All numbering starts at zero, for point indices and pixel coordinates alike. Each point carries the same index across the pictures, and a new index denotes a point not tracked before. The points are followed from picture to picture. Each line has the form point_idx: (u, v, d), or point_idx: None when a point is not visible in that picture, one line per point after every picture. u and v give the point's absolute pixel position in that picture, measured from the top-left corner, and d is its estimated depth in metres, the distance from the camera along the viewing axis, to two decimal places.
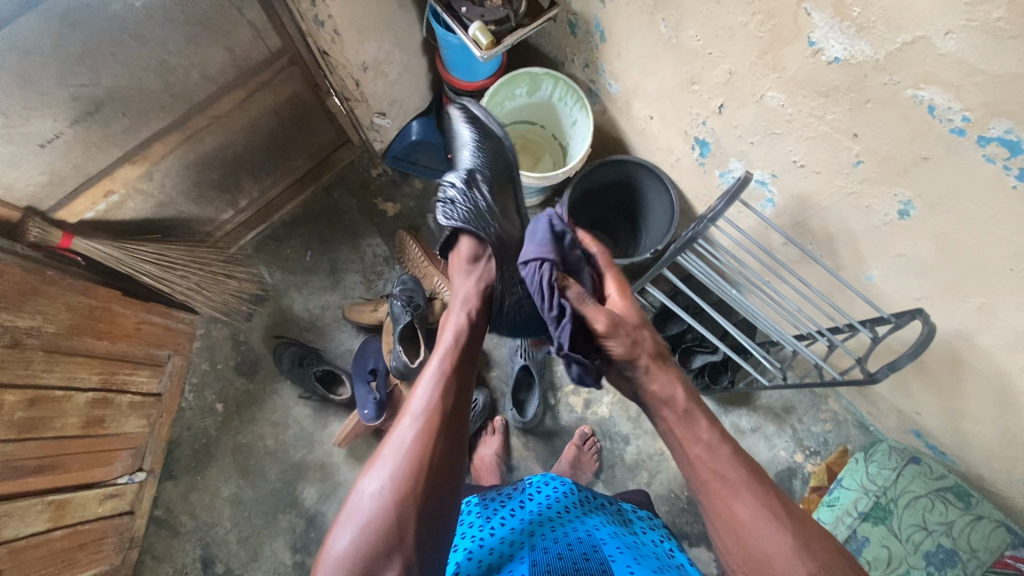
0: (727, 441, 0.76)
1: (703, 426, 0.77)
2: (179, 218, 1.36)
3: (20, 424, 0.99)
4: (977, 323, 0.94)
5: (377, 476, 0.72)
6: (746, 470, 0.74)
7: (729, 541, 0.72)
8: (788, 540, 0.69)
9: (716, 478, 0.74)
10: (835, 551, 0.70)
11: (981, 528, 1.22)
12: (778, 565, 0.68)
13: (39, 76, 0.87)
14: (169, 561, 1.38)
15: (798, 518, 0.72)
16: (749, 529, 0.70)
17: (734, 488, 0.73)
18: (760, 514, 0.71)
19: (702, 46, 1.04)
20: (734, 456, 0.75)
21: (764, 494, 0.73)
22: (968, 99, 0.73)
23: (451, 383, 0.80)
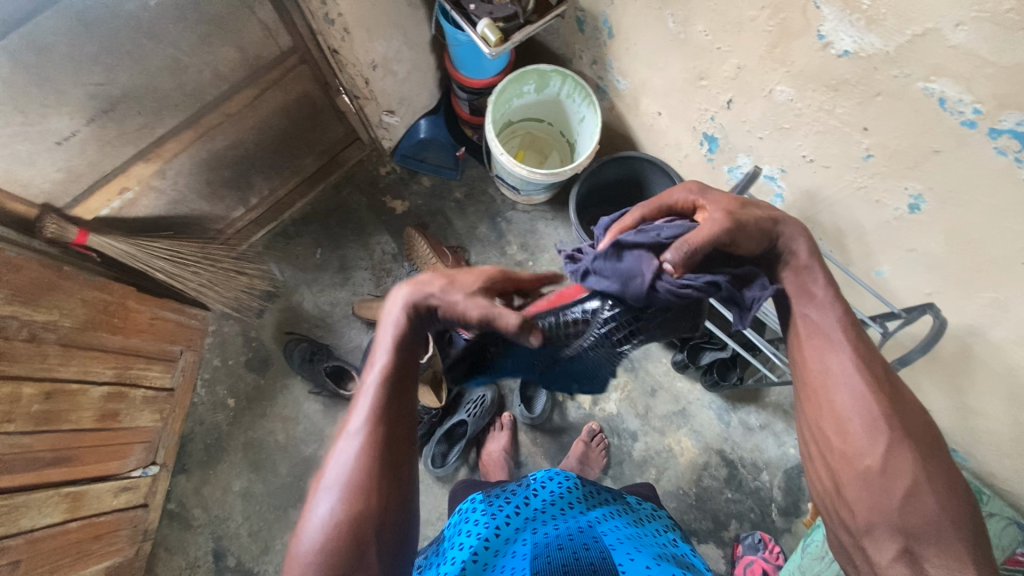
0: (839, 302, 0.73)
1: (819, 282, 0.74)
2: (191, 216, 1.37)
3: (37, 416, 1.01)
4: (988, 318, 0.93)
5: (320, 506, 0.60)
6: (851, 330, 0.70)
7: (812, 399, 0.69)
8: (878, 403, 0.64)
9: (817, 335, 0.71)
10: (927, 430, 0.64)
11: (995, 524, 1.16)
12: (856, 423, 0.64)
13: (55, 75, 0.89)
14: (181, 554, 1.39)
15: (897, 389, 0.66)
16: (837, 382, 0.67)
17: (833, 344, 0.69)
18: (854, 373, 0.66)
19: (711, 41, 1.04)
20: (841, 317, 0.71)
21: (868, 357, 0.68)
22: (979, 91, 0.73)
23: (403, 374, 0.69)
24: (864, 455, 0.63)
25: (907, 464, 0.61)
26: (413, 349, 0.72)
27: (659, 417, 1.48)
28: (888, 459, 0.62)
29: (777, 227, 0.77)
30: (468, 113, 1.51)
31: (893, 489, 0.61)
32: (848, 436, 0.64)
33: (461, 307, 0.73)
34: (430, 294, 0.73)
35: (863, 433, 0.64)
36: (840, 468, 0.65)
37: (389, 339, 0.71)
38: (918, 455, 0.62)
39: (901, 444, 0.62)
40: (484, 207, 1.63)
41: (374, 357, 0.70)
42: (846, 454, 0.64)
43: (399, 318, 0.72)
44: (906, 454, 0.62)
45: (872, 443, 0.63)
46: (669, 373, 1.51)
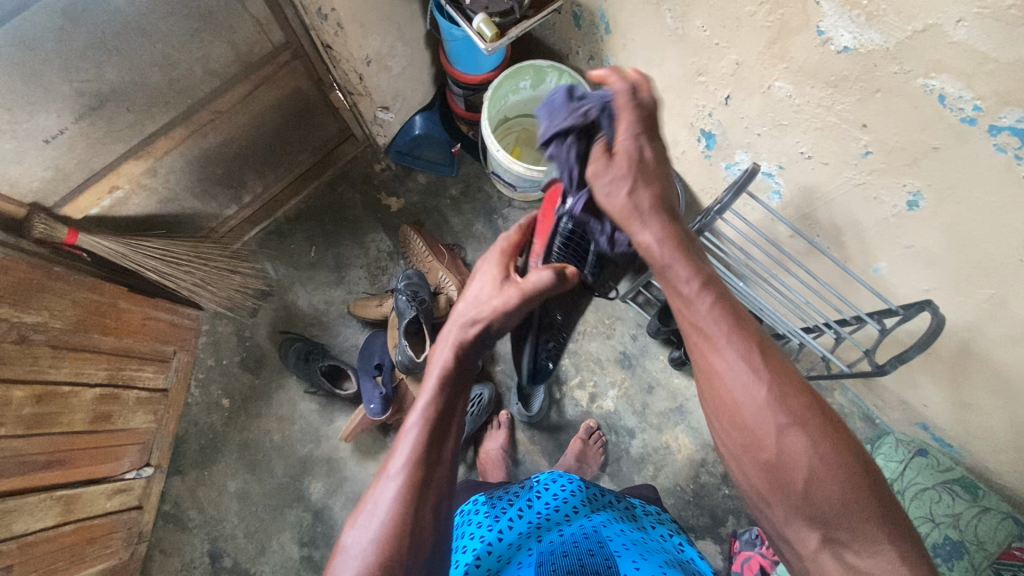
0: (710, 288, 0.64)
1: (682, 274, 0.64)
2: (183, 214, 1.36)
3: (28, 419, 1.00)
4: (985, 315, 0.93)
5: (354, 552, 0.59)
6: (728, 318, 0.62)
7: (707, 396, 0.63)
8: (766, 390, 0.59)
9: (697, 333, 0.64)
10: (817, 405, 0.59)
11: (988, 519, 1.19)
12: (747, 416, 0.59)
13: (42, 71, 0.87)
14: (177, 556, 1.38)
15: (777, 366, 0.60)
16: (724, 381, 0.60)
17: (712, 343, 0.62)
18: (738, 365, 0.60)
19: (709, 37, 1.04)
20: (716, 305, 0.63)
21: (744, 340, 0.61)
22: (979, 88, 0.72)
23: (446, 416, 0.66)
24: (761, 450, 0.59)
25: (801, 451, 0.57)
26: (460, 385, 0.69)
27: (656, 414, 1.48)
28: (783, 449, 0.57)
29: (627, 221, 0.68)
30: (464, 108, 1.51)
31: (795, 481, 0.57)
32: (743, 432, 0.60)
33: (500, 314, 0.72)
34: (470, 324, 0.71)
35: (755, 428, 0.59)
36: (745, 460, 0.60)
37: (435, 377, 0.68)
38: (812, 436, 0.57)
39: (792, 430, 0.57)
40: (480, 204, 1.62)
41: (419, 396, 0.67)
42: (746, 451, 0.60)
43: (446, 355, 0.69)
44: (799, 439, 0.57)
45: (765, 436, 0.58)
46: (666, 371, 1.51)
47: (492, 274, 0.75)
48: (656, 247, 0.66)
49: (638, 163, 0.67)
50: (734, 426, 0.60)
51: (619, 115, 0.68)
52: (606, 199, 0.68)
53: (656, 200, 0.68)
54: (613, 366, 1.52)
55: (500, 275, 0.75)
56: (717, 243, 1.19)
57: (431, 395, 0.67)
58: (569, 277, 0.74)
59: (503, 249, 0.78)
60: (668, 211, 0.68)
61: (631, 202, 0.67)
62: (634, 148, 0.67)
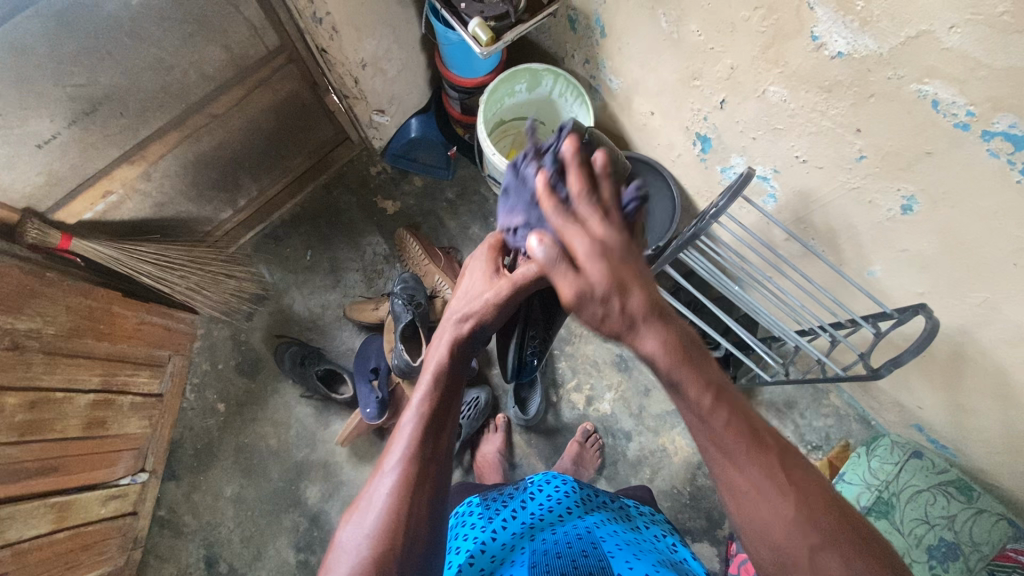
0: (724, 403, 0.59)
1: (693, 390, 0.58)
2: (177, 218, 1.35)
3: (22, 426, 0.99)
4: (978, 318, 0.94)
5: (349, 548, 0.59)
6: (748, 433, 0.59)
7: (732, 511, 0.60)
8: (796, 510, 0.57)
9: (714, 448, 0.60)
10: (842, 516, 0.58)
11: (983, 522, 1.20)
12: (779, 539, 0.57)
13: (35, 76, 0.86)
14: (172, 561, 1.37)
15: (801, 479, 0.59)
16: (754, 505, 0.58)
17: (734, 459, 0.59)
18: (765, 485, 0.58)
19: (704, 41, 1.04)
20: (732, 421, 0.59)
21: (764, 454, 0.59)
22: (973, 93, 0.73)
23: (442, 411, 0.67)
24: (795, 572, 0.57)
25: (836, 570, 0.55)
26: (455, 385, 0.71)
27: (653, 416, 1.49)
28: (817, 569, 0.56)
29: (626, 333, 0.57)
30: (461, 112, 1.51)
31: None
32: (775, 553, 0.58)
33: (493, 307, 0.74)
34: (462, 321, 0.74)
35: (787, 549, 0.57)
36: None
37: (430, 373, 0.70)
38: (844, 553, 0.56)
39: (826, 550, 0.56)
40: (476, 207, 1.62)
41: (414, 392, 0.69)
42: (778, 570, 0.58)
43: (441, 351, 0.72)
44: (833, 558, 0.56)
45: (798, 558, 0.56)
46: None
47: (481, 272, 0.78)
48: (662, 356, 0.57)
49: (610, 276, 0.54)
50: (765, 546, 0.58)
51: (566, 228, 0.56)
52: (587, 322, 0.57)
53: (650, 306, 0.56)
54: (610, 368, 1.52)
55: (490, 271, 0.77)
56: (713, 246, 1.19)
57: (426, 392, 0.68)
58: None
59: (490, 244, 0.80)
60: (664, 313, 0.57)
61: (621, 315, 0.55)
62: (602, 256, 0.54)
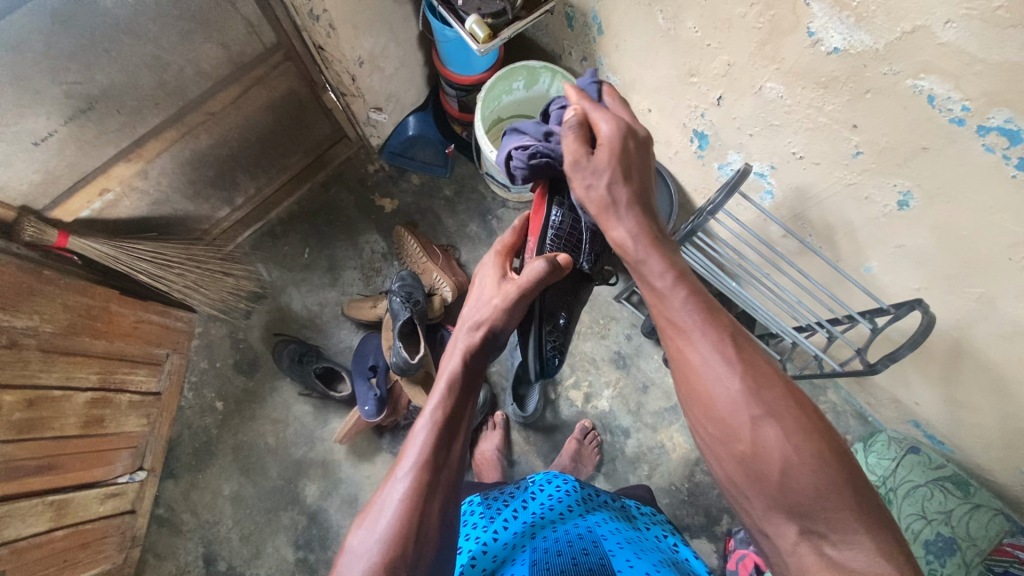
0: (684, 283, 0.68)
1: (655, 270, 0.70)
2: (174, 216, 1.35)
3: (19, 424, 0.99)
4: (974, 313, 0.94)
5: (361, 553, 0.57)
6: (701, 313, 0.65)
7: (684, 389, 0.65)
8: (740, 382, 0.60)
9: (672, 327, 0.66)
10: (792, 397, 0.59)
11: (980, 517, 1.20)
12: (721, 410, 0.60)
13: (32, 74, 0.86)
14: (171, 560, 1.37)
15: (752, 359, 0.61)
16: (697, 373, 0.62)
17: (687, 334, 0.64)
18: (712, 356, 0.61)
19: (700, 37, 1.04)
20: (688, 299, 0.66)
21: (713, 327, 0.64)
22: (967, 89, 0.73)
23: (456, 417, 0.68)
24: (736, 442, 0.59)
25: (775, 441, 0.57)
26: (469, 393, 0.72)
27: (651, 413, 1.49)
28: (758, 440, 0.58)
29: (609, 212, 0.75)
30: (458, 110, 1.51)
31: (770, 473, 0.57)
32: (719, 425, 0.60)
33: (502, 311, 0.78)
34: (474, 329, 0.77)
35: (729, 420, 0.59)
36: (727, 459, 0.61)
37: (444, 381, 0.70)
38: (786, 427, 0.57)
39: (767, 420, 0.58)
40: (474, 205, 1.62)
41: (428, 399, 0.69)
42: (723, 444, 0.61)
43: (456, 360, 0.73)
44: (773, 429, 0.57)
45: (739, 428, 0.59)
46: (661, 370, 1.52)
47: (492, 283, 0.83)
48: (632, 241, 0.73)
49: (620, 154, 0.75)
50: (709, 419, 0.61)
51: (597, 113, 0.78)
52: (588, 190, 0.75)
53: (634, 195, 0.75)
54: (608, 366, 1.52)
55: (498, 277, 0.84)
56: (710, 243, 1.19)
57: (440, 399, 0.69)
58: (563, 267, 0.82)
59: (498, 253, 0.88)
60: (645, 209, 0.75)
61: (613, 196, 0.74)
62: (616, 140, 0.75)
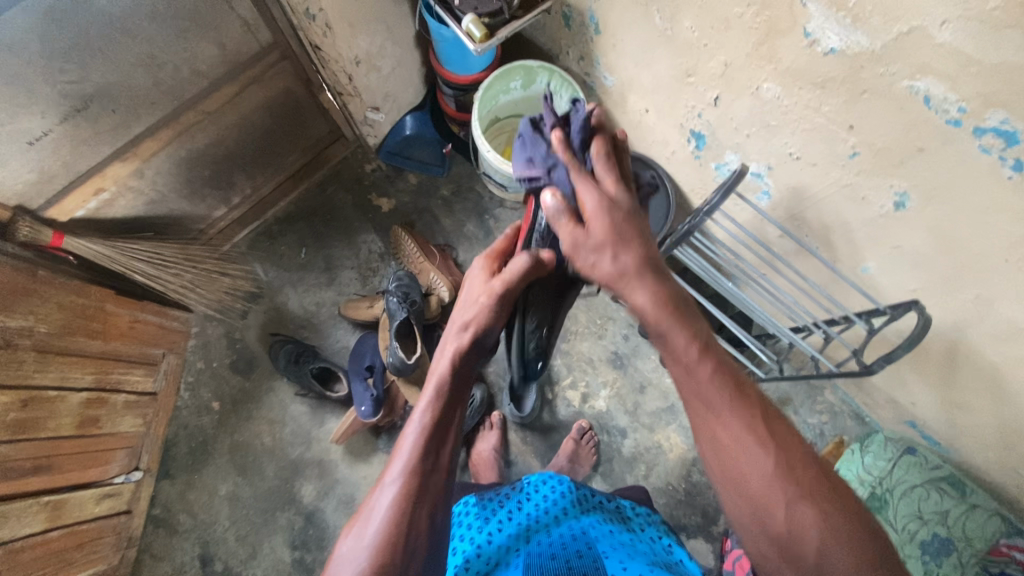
0: (709, 355, 0.62)
1: (680, 342, 0.62)
2: (171, 216, 1.35)
3: (14, 424, 0.99)
4: (971, 314, 0.94)
5: (348, 559, 0.58)
6: (731, 387, 0.61)
7: (713, 467, 0.61)
8: (771, 462, 0.57)
9: (698, 401, 0.61)
10: (821, 472, 0.58)
11: (976, 517, 1.19)
12: (754, 490, 0.57)
13: (26, 73, 0.86)
14: (167, 560, 1.37)
15: (782, 436, 0.59)
16: (733, 453, 0.58)
17: (713, 408, 0.60)
18: (745, 436, 0.58)
19: (698, 38, 1.04)
20: (716, 372, 0.61)
21: (743, 399, 0.60)
22: (964, 89, 0.73)
23: (447, 421, 0.68)
24: (768, 523, 0.57)
25: (812, 525, 0.55)
26: (461, 396, 0.71)
27: (648, 413, 1.49)
28: (793, 522, 0.56)
29: (617, 282, 0.67)
30: (455, 109, 1.50)
31: (805, 556, 0.55)
32: (749, 500, 0.57)
33: (488, 310, 0.76)
34: (464, 330, 0.76)
35: (763, 501, 0.57)
36: (761, 538, 0.58)
37: (434, 385, 0.70)
38: (819, 507, 0.56)
39: (801, 501, 0.56)
40: (471, 205, 1.62)
41: (418, 404, 0.69)
42: (754, 522, 0.58)
43: (446, 362, 0.72)
44: (807, 510, 0.55)
45: (774, 510, 0.56)
46: (658, 370, 1.52)
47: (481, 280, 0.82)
48: (652, 310, 0.64)
49: (612, 230, 0.67)
50: (739, 495, 0.58)
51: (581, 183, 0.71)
52: (591, 268, 0.68)
53: (640, 261, 0.67)
54: (605, 366, 1.52)
55: (487, 275, 0.82)
56: (708, 244, 1.19)
57: (430, 404, 0.68)
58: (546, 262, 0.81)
59: (488, 255, 0.85)
60: (656, 269, 0.67)
61: (617, 268, 0.66)
62: (604, 213, 0.68)
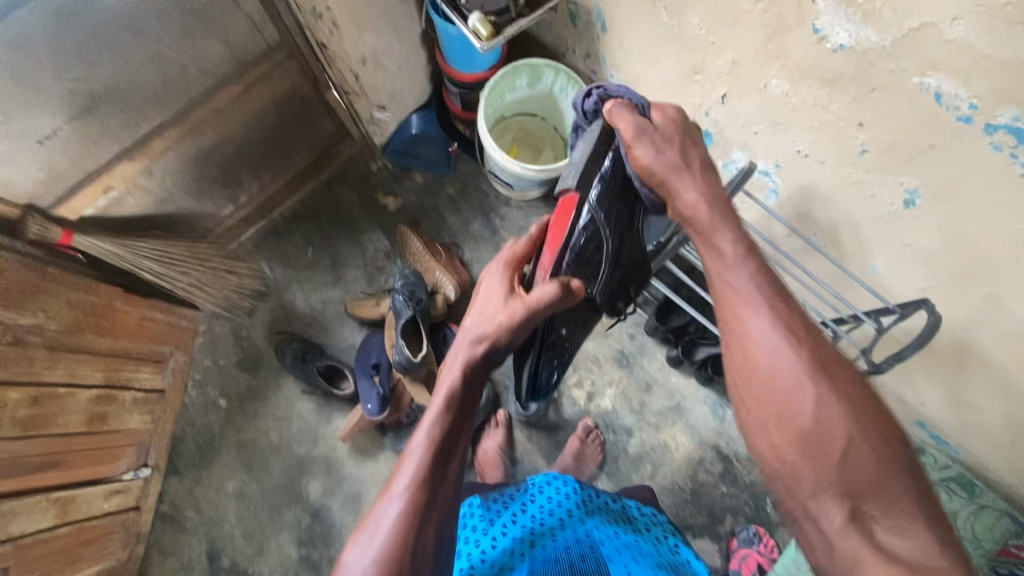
0: (752, 259, 0.68)
1: (726, 238, 0.70)
2: (179, 214, 1.35)
3: (24, 421, 0.99)
4: (981, 313, 0.93)
5: (352, 573, 0.58)
6: (771, 287, 0.66)
7: (739, 366, 0.64)
8: (801, 359, 0.60)
9: (735, 297, 0.66)
10: (850, 374, 0.61)
11: (986, 517, 1.17)
12: (785, 385, 0.60)
13: (36, 71, 0.86)
14: (175, 556, 1.38)
15: (818, 342, 0.62)
16: (765, 346, 0.62)
17: (752, 305, 0.65)
18: (776, 333, 0.62)
19: (705, 35, 1.03)
20: (756, 274, 0.67)
21: (782, 306, 0.65)
22: (975, 85, 0.72)
23: (454, 434, 0.67)
24: (796, 420, 0.59)
25: (839, 419, 0.57)
26: (468, 406, 0.70)
27: (654, 413, 1.48)
28: (821, 417, 0.58)
29: (673, 180, 0.75)
30: (461, 108, 1.51)
31: (831, 450, 0.57)
32: (778, 397, 0.60)
33: (505, 329, 0.75)
34: (477, 341, 0.74)
35: (793, 398, 0.59)
36: (788, 440, 0.59)
37: (443, 395, 0.69)
38: (848, 407, 0.58)
39: (830, 400, 0.58)
40: (477, 203, 1.62)
41: (426, 413, 0.68)
42: (777, 422, 0.60)
43: (455, 372, 0.71)
44: (835, 408, 0.58)
45: (802, 403, 0.59)
46: (664, 369, 1.51)
47: (498, 293, 0.80)
48: (701, 208, 0.73)
49: (676, 135, 0.78)
50: (768, 391, 0.61)
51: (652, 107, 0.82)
52: (652, 156, 0.76)
53: (701, 168, 0.76)
54: (611, 364, 1.52)
55: (506, 290, 0.80)
56: None
57: (439, 415, 0.67)
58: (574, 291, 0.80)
59: (505, 262, 0.84)
60: (716, 186, 0.76)
61: (681, 159, 0.76)
62: (677, 120, 0.79)
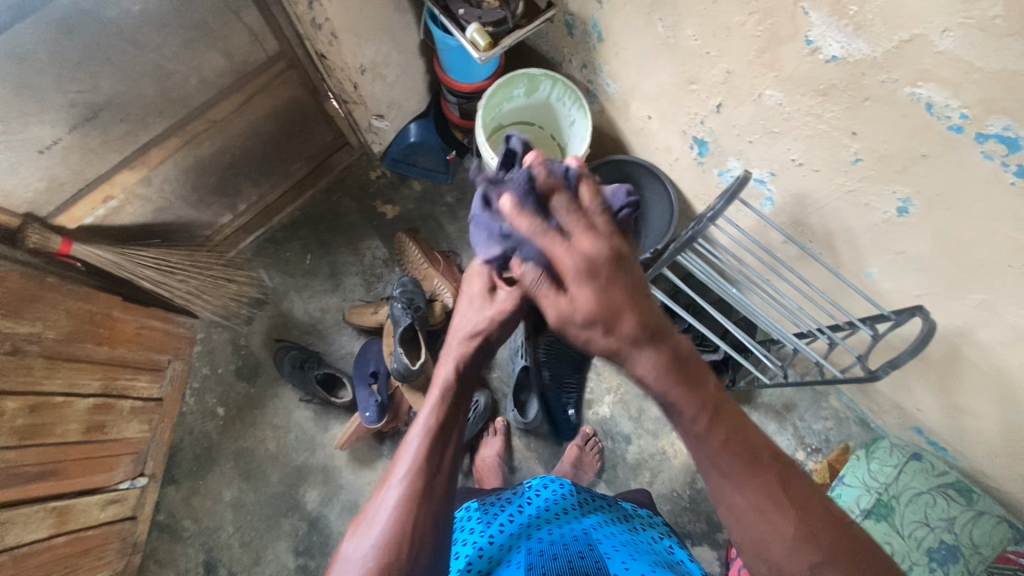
0: (717, 423, 0.57)
1: (687, 414, 0.57)
2: (177, 223, 1.36)
3: (22, 431, 0.99)
4: (977, 320, 0.94)
5: (354, 559, 0.59)
6: (741, 452, 0.57)
7: (734, 533, 0.58)
8: (790, 527, 0.54)
9: (708, 464, 0.58)
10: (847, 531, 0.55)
11: (983, 524, 1.23)
12: (777, 559, 0.54)
13: (39, 83, 0.87)
14: (171, 566, 1.37)
15: (807, 502, 0.56)
16: (752, 524, 0.55)
17: (724, 473, 0.57)
18: (755, 503, 0.55)
19: (700, 45, 1.05)
20: (726, 441, 0.57)
21: (757, 469, 0.57)
22: (965, 96, 0.73)
23: (451, 420, 0.67)
24: None
25: None
26: (465, 396, 0.69)
27: (652, 420, 1.49)
28: None
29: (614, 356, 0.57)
30: (459, 116, 1.51)
31: None
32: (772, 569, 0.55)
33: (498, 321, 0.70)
34: (470, 335, 0.70)
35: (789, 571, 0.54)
36: None
37: (438, 389, 0.68)
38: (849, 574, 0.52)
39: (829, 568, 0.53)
40: None
41: (422, 407, 0.68)
42: None
43: (448, 367, 0.69)
44: None
45: None
46: None
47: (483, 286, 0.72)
48: (655, 378, 0.57)
49: (602, 303, 0.53)
50: (762, 561, 0.56)
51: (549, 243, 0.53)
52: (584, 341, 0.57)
53: (640, 329, 0.55)
54: (609, 372, 1.52)
55: (487, 285, 0.71)
56: (711, 249, 1.18)
57: (433, 407, 0.67)
58: None
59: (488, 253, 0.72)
60: (659, 332, 0.56)
61: (614, 339, 0.55)
62: (589, 284, 0.52)
